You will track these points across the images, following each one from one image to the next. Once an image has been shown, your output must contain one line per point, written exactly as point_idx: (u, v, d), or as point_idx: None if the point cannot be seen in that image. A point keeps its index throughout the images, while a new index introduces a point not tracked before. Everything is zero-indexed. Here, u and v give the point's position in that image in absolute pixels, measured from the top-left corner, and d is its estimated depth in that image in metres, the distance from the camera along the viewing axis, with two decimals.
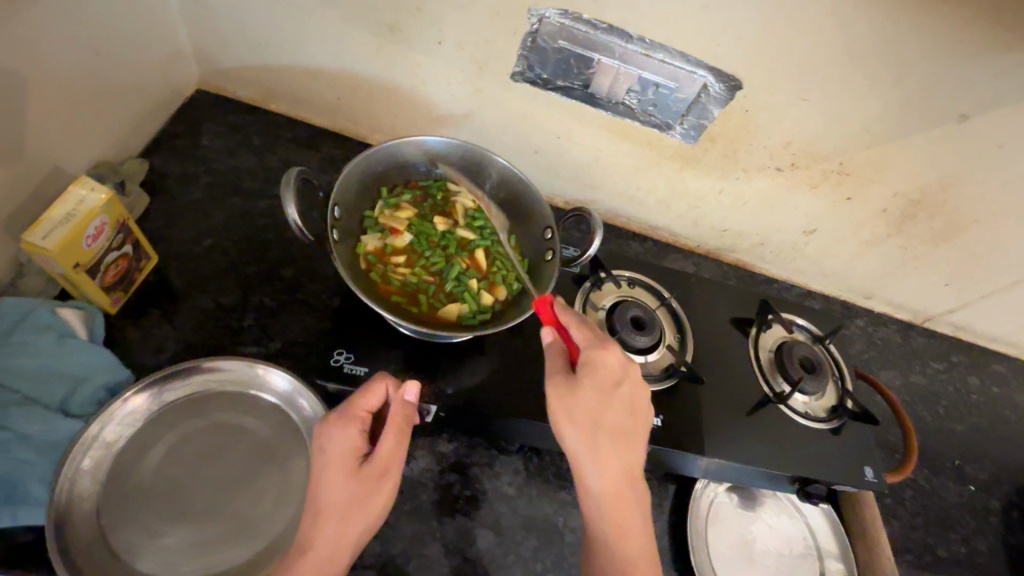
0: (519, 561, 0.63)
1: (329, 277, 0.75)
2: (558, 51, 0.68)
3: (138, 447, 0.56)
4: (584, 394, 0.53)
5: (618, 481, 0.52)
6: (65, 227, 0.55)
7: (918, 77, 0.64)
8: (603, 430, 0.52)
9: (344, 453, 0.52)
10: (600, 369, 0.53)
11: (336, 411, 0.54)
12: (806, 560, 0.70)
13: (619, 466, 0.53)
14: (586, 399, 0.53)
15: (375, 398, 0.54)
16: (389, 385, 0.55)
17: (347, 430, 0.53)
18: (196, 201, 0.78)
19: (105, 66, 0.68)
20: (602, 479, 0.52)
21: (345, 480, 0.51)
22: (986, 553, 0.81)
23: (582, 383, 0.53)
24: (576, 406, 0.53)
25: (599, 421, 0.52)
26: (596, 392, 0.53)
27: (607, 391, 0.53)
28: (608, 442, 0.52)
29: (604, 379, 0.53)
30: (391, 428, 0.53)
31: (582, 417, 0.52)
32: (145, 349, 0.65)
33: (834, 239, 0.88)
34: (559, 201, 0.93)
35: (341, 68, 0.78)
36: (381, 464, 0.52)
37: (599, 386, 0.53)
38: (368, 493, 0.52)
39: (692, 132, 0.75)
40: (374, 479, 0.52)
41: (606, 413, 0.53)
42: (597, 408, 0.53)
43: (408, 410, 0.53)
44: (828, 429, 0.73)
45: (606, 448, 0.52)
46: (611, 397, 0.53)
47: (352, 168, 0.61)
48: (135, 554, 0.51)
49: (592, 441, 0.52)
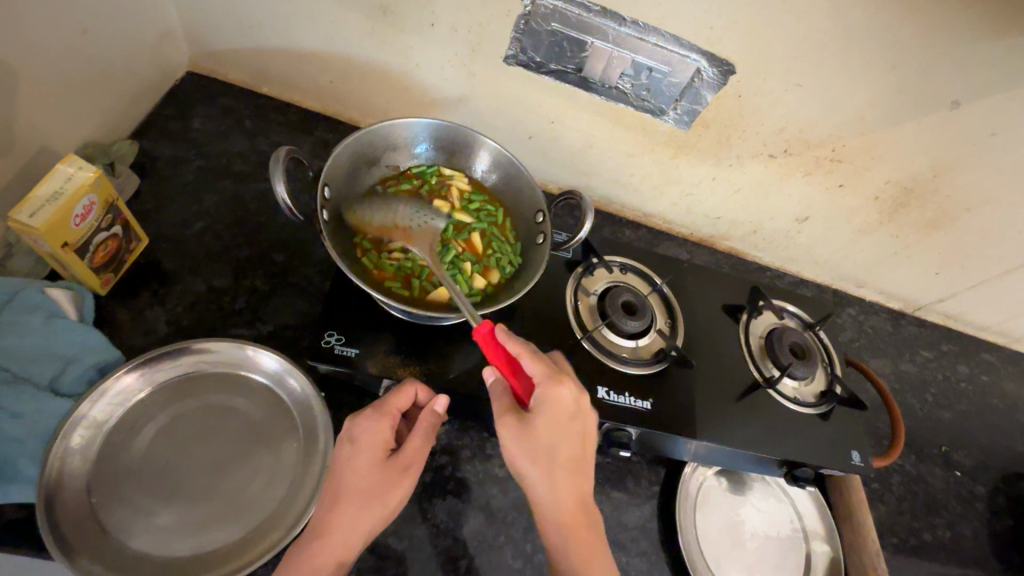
0: (510, 542, 0.63)
1: (321, 261, 0.75)
2: (551, 34, 0.67)
3: (129, 429, 0.56)
4: (539, 434, 0.53)
5: (570, 505, 0.54)
6: (53, 206, 0.55)
7: (912, 63, 0.64)
8: (559, 463, 0.54)
9: (376, 445, 0.55)
10: (552, 407, 0.53)
11: (370, 405, 0.57)
12: (793, 543, 0.71)
13: (573, 491, 0.54)
14: (540, 439, 0.53)
15: (406, 399, 0.57)
16: (420, 390, 0.59)
17: (380, 423, 0.56)
18: (187, 184, 0.78)
19: (93, 45, 0.67)
20: (560, 507, 0.54)
21: (372, 468, 0.54)
22: (970, 537, 0.83)
23: (537, 425, 0.53)
24: (533, 444, 0.53)
25: (555, 454, 0.53)
26: (550, 429, 0.53)
27: (562, 424, 0.54)
28: (563, 473, 0.54)
29: (559, 414, 0.53)
30: (422, 426, 0.57)
31: (539, 453, 0.53)
32: (136, 331, 0.65)
33: (826, 227, 0.89)
34: (553, 187, 0.93)
35: (334, 51, 0.78)
36: (409, 458, 0.56)
37: (554, 423, 0.53)
38: (389, 484, 0.54)
39: (686, 118, 0.74)
40: (399, 472, 0.55)
41: (561, 447, 0.54)
42: (553, 444, 0.53)
43: (438, 416, 0.57)
44: (816, 414, 0.74)
45: (562, 478, 0.54)
46: (565, 430, 0.54)
47: (342, 150, 0.61)
48: (128, 533, 0.52)
49: (549, 474, 0.53)
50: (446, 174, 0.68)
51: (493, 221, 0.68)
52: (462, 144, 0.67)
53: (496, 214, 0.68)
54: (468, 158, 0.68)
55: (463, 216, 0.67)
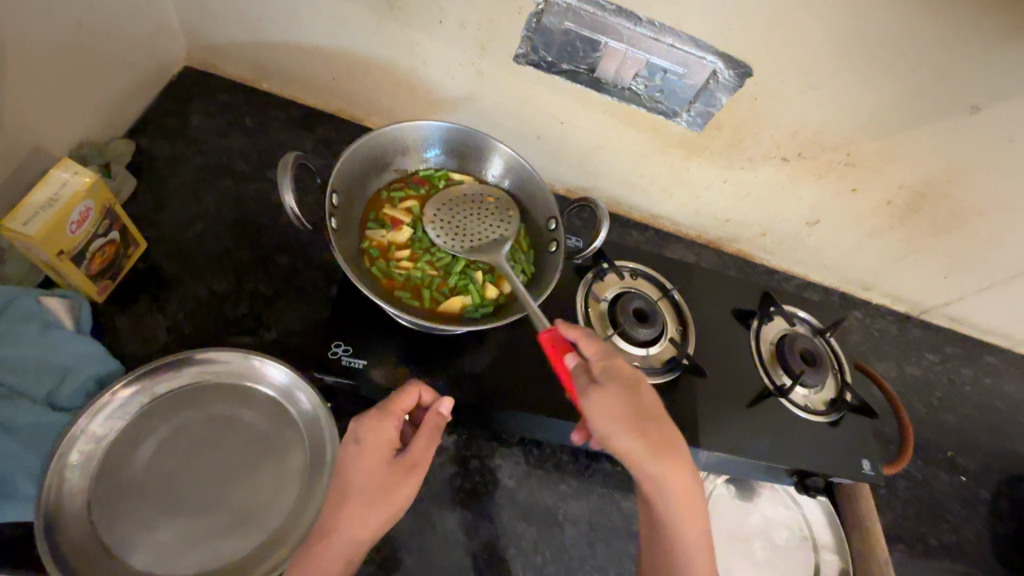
0: (520, 553, 0.62)
1: (324, 264, 0.73)
2: (564, 33, 0.65)
3: (130, 442, 0.54)
4: (611, 392, 0.52)
5: (674, 461, 0.51)
6: (48, 213, 0.52)
7: (932, 67, 0.62)
8: (641, 419, 0.51)
9: (383, 444, 0.54)
10: (619, 372, 0.53)
11: (375, 405, 0.56)
12: (802, 551, 0.71)
13: (667, 445, 0.51)
14: (623, 402, 0.51)
15: (411, 399, 0.56)
16: (425, 390, 0.57)
17: (386, 422, 0.54)
18: (186, 184, 0.75)
19: (87, 40, 0.65)
20: (661, 463, 0.50)
21: (378, 466, 0.53)
22: (975, 541, 0.83)
23: (615, 389, 0.52)
24: (612, 403, 0.51)
25: (636, 411, 0.51)
26: (620, 388, 0.52)
27: (627, 383, 0.53)
28: (651, 427, 0.51)
29: (621, 372, 0.53)
30: (426, 426, 0.56)
31: (621, 411, 0.51)
32: (136, 338, 0.63)
33: (836, 230, 0.88)
34: (560, 188, 0.91)
35: (337, 47, 0.75)
36: (414, 457, 0.55)
37: (620, 382, 0.53)
38: (395, 483, 0.53)
39: (699, 120, 0.73)
40: (406, 470, 0.54)
41: (638, 403, 0.52)
42: (634, 405, 0.52)
43: (443, 417, 0.55)
44: (826, 422, 0.74)
45: (651, 432, 0.51)
46: (640, 393, 0.53)
47: (353, 151, 0.59)
48: (130, 550, 0.50)
49: (636, 432, 0.51)
50: (455, 179, 0.67)
51: None
52: (506, 209, 0.66)
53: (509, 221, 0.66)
54: (506, 223, 0.65)
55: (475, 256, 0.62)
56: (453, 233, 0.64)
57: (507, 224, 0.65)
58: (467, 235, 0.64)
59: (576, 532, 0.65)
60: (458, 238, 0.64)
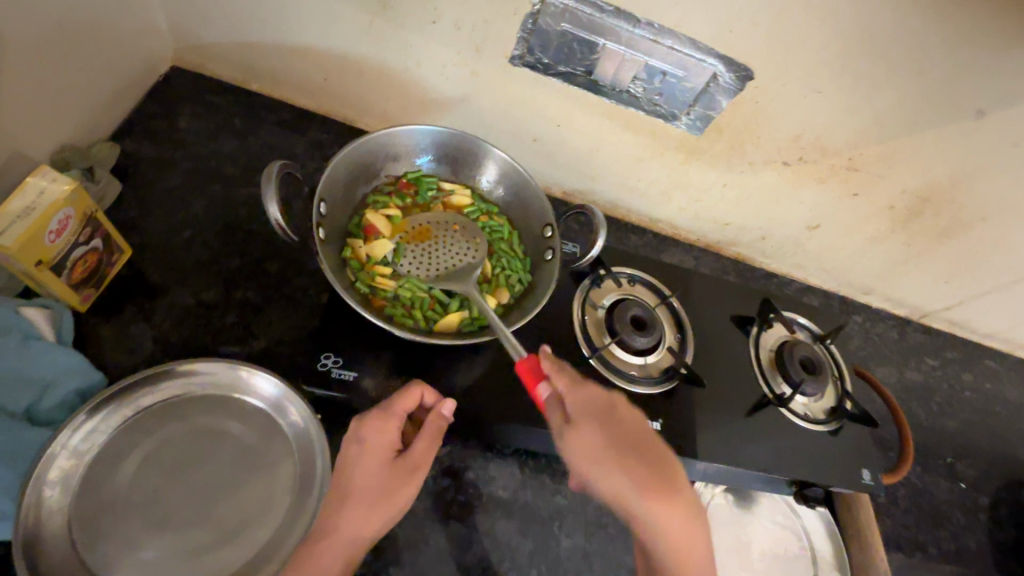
0: (515, 567, 0.61)
1: (316, 271, 0.72)
2: (560, 35, 0.63)
3: (114, 456, 0.53)
4: (587, 429, 0.49)
5: (664, 495, 0.47)
6: (25, 222, 0.51)
7: (938, 70, 0.61)
8: (624, 454, 0.48)
9: (384, 447, 0.53)
10: (592, 404, 0.51)
11: (376, 406, 0.55)
12: (800, 561, 0.70)
13: (655, 482, 0.47)
14: (599, 439, 0.49)
15: (412, 400, 0.55)
16: (426, 390, 0.56)
17: (388, 424, 0.54)
18: (173, 188, 0.74)
19: (69, 40, 0.63)
20: (651, 504, 0.47)
21: (378, 470, 0.53)
22: (975, 550, 0.82)
23: (590, 424, 0.49)
24: (589, 441, 0.49)
25: (616, 447, 0.48)
26: (595, 423, 0.49)
27: (605, 417, 0.50)
28: (635, 464, 0.48)
29: (597, 404, 0.51)
30: (428, 429, 0.55)
31: (599, 448, 0.48)
32: (121, 348, 0.61)
33: (837, 234, 0.86)
34: (557, 191, 0.89)
35: (329, 47, 0.73)
36: (414, 461, 0.54)
37: (597, 416, 0.50)
38: (395, 486, 0.53)
39: (698, 123, 0.71)
40: (407, 473, 0.53)
41: (618, 438, 0.49)
42: (611, 438, 0.49)
43: (445, 421, 0.54)
44: (826, 431, 0.73)
45: (636, 470, 0.47)
46: (620, 425, 0.50)
47: (340, 158, 0.59)
48: (112, 569, 0.49)
49: (621, 471, 0.47)
50: (445, 187, 0.67)
51: (499, 235, 0.65)
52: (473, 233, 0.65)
53: (502, 227, 0.66)
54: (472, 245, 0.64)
55: (444, 284, 0.61)
56: (422, 258, 0.63)
57: (473, 250, 0.64)
58: (438, 260, 0.63)
59: (572, 545, 0.64)
60: (428, 261, 0.63)
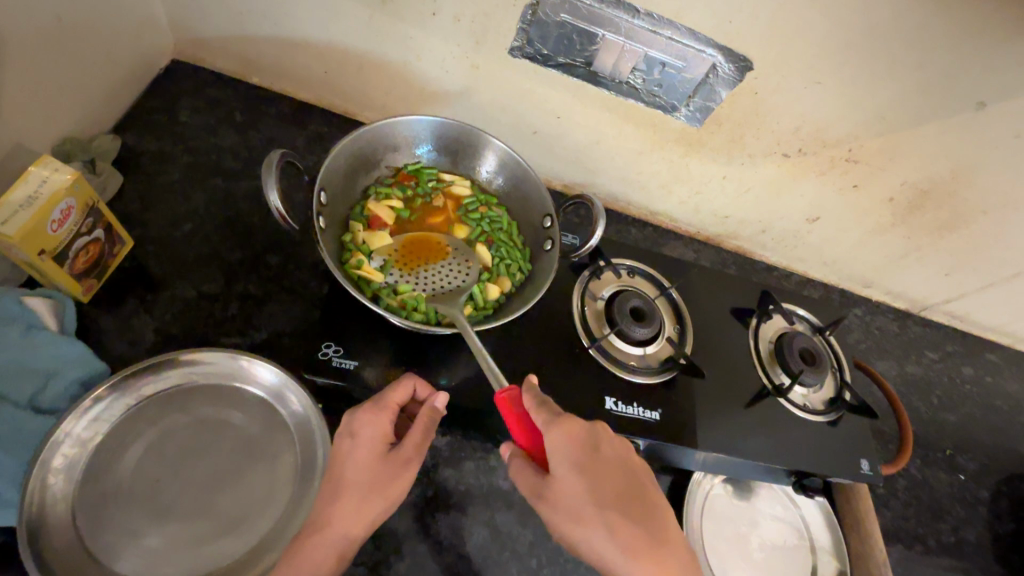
0: (515, 557, 0.62)
1: (316, 264, 0.72)
2: (560, 26, 0.63)
3: (116, 445, 0.53)
4: (567, 476, 0.50)
5: (637, 542, 0.48)
6: (28, 211, 0.51)
7: (939, 61, 0.61)
8: (603, 503, 0.49)
9: (375, 441, 0.53)
10: (570, 448, 0.50)
11: (369, 400, 0.54)
12: (798, 552, 0.70)
13: (635, 534, 0.48)
14: (573, 486, 0.50)
15: (404, 393, 0.55)
16: (418, 381, 0.56)
17: (379, 417, 0.53)
18: (174, 182, 0.74)
19: (69, 32, 0.63)
20: (629, 557, 0.48)
21: (369, 463, 0.52)
22: (974, 543, 0.82)
23: (567, 470, 0.50)
24: (566, 488, 0.50)
25: (595, 493, 0.49)
26: (575, 469, 0.50)
27: (584, 460, 0.50)
28: (612, 512, 0.49)
29: (576, 445, 0.50)
30: (420, 420, 0.54)
31: (576, 495, 0.49)
32: (122, 340, 0.62)
33: (837, 228, 0.87)
34: (557, 184, 0.90)
35: (328, 40, 0.74)
36: (407, 453, 0.54)
37: (578, 461, 0.50)
38: (390, 477, 0.52)
39: (698, 115, 0.71)
40: (399, 466, 0.53)
41: (598, 485, 0.50)
42: (588, 485, 0.49)
43: (438, 411, 0.54)
44: (825, 422, 0.73)
45: (614, 520, 0.49)
46: (600, 468, 0.50)
47: (340, 149, 0.59)
48: (116, 556, 0.49)
49: (597, 519, 0.49)
50: (445, 179, 0.67)
51: (499, 227, 0.66)
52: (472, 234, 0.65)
53: (502, 218, 0.66)
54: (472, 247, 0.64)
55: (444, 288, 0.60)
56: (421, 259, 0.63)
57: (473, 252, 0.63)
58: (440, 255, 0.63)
59: None
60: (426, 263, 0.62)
